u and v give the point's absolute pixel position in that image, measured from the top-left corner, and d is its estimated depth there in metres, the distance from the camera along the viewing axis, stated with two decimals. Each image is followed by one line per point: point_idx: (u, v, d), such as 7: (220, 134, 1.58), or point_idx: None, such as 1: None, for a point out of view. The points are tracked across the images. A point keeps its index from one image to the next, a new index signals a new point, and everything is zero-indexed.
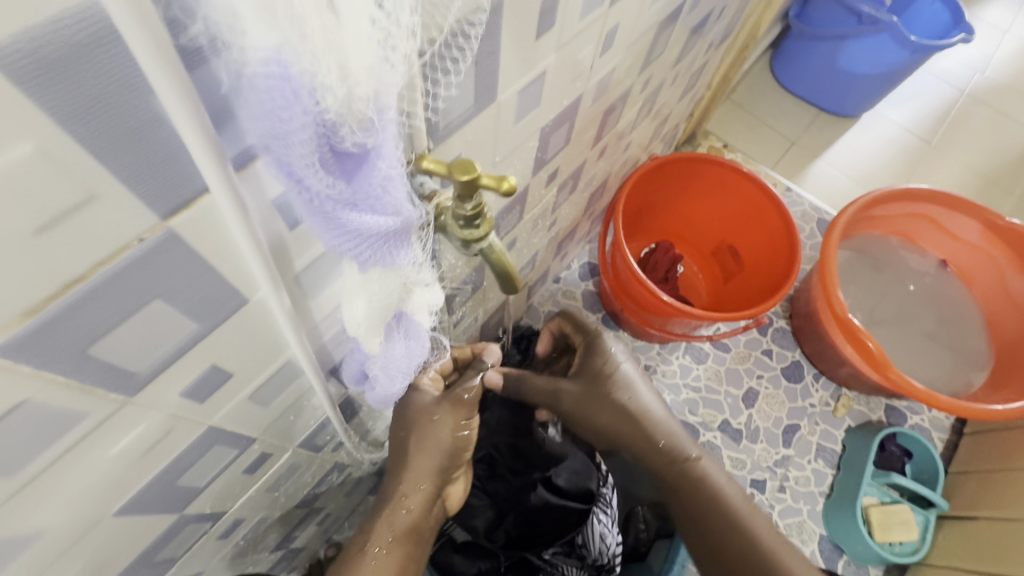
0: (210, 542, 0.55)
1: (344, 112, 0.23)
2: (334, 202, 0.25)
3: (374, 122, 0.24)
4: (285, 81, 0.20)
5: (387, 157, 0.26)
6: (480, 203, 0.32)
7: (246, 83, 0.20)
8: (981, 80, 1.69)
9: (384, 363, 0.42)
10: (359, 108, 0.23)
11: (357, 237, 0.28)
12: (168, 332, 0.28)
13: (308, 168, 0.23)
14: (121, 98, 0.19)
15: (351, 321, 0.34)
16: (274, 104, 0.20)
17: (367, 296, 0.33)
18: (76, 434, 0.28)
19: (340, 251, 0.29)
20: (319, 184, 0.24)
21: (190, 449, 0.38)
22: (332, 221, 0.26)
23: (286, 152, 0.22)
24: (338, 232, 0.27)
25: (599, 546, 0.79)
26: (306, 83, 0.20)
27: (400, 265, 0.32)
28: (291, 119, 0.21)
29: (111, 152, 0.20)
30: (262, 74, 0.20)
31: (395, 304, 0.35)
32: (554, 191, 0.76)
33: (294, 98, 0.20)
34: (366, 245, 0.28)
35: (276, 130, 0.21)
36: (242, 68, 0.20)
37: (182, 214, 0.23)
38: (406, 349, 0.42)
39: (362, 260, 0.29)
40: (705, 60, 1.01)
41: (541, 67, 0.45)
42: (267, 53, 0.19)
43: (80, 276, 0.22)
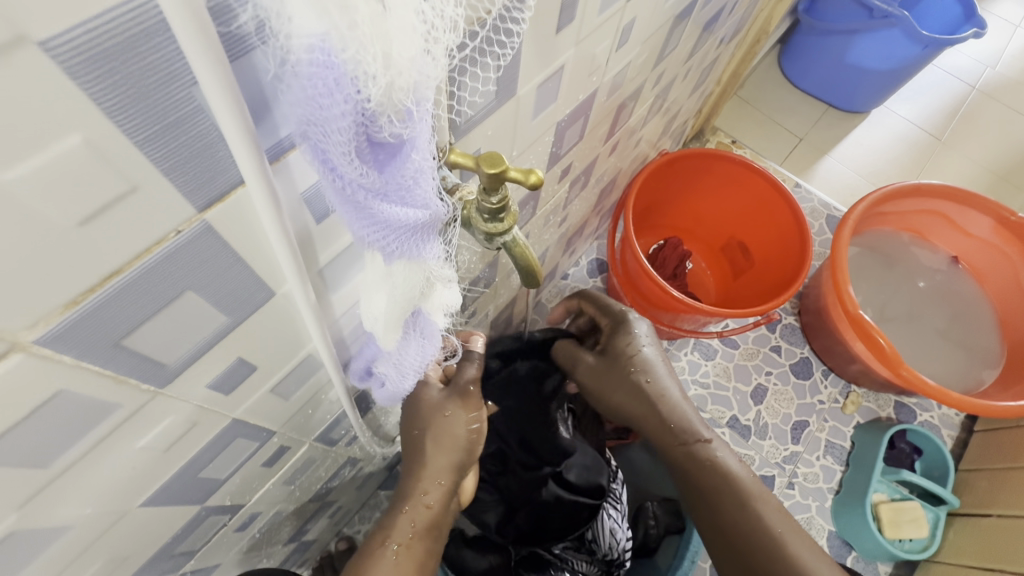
0: (228, 534, 0.55)
1: (385, 103, 0.23)
2: (365, 191, 0.26)
3: (413, 115, 0.24)
4: (328, 68, 0.20)
5: (421, 149, 0.26)
6: (505, 197, 0.32)
7: (293, 67, 0.20)
8: (992, 75, 1.68)
9: (395, 360, 0.43)
10: (400, 99, 0.23)
11: (385, 226, 0.28)
12: (199, 325, 0.28)
13: (344, 157, 0.24)
14: (166, 89, 0.19)
15: (368, 314, 0.36)
16: (316, 91, 0.21)
17: (388, 292, 0.34)
18: (109, 425, 0.28)
19: (366, 241, 0.29)
20: (352, 172, 0.24)
21: (214, 441, 0.39)
22: (362, 210, 0.27)
23: (324, 139, 0.23)
24: (367, 222, 0.28)
25: (610, 540, 0.84)
26: (349, 71, 0.21)
27: (425, 259, 0.32)
28: (331, 107, 0.21)
29: (152, 142, 0.20)
30: (306, 61, 0.20)
31: (418, 300, 0.36)
32: (566, 187, 0.76)
33: (335, 86, 0.21)
34: (394, 235, 0.29)
35: (316, 117, 0.22)
36: (289, 54, 0.20)
37: (216, 207, 0.24)
38: (419, 347, 0.42)
39: (388, 251, 0.30)
40: (716, 55, 1.01)
41: (560, 62, 0.45)
42: (313, 40, 0.19)
43: (117, 269, 0.22)
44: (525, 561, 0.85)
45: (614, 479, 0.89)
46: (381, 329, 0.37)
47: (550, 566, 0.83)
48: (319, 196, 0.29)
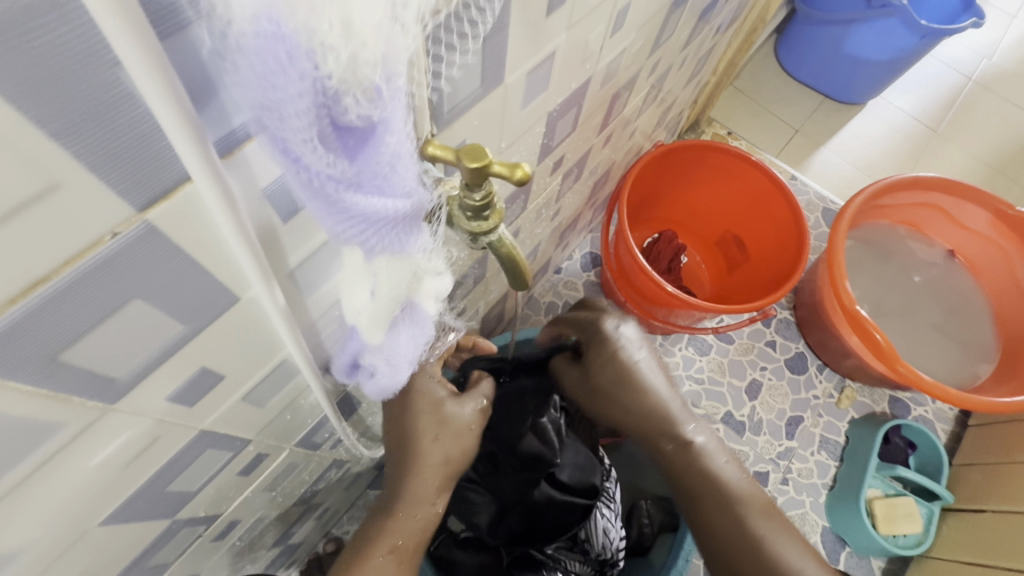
0: (206, 544, 0.53)
1: (348, 79, 0.20)
2: (336, 183, 0.23)
3: (382, 93, 0.21)
4: (278, 41, 0.18)
5: (395, 132, 0.23)
6: (490, 192, 0.29)
7: (234, 41, 0.18)
8: (989, 66, 1.66)
9: (388, 357, 0.39)
10: (365, 75, 0.20)
11: (361, 220, 0.25)
12: (151, 335, 0.26)
13: (307, 145, 0.21)
14: (85, 69, 0.16)
15: (352, 309, 0.34)
16: (267, 69, 0.18)
17: (371, 283, 0.31)
18: (53, 445, 0.26)
19: (341, 236, 0.26)
20: (318, 162, 0.22)
21: (181, 453, 0.36)
22: (334, 206, 0.24)
23: (281, 126, 0.20)
24: (340, 217, 0.25)
25: (603, 540, 0.83)
26: (304, 43, 0.18)
27: (410, 252, 0.30)
28: (286, 87, 0.19)
29: (73, 132, 0.17)
30: (251, 33, 0.17)
31: (405, 294, 0.34)
32: (558, 179, 0.74)
33: (288, 62, 0.18)
34: (371, 229, 0.26)
35: (269, 101, 0.19)
36: (227, 23, 0.17)
37: (160, 206, 0.21)
38: (411, 337, 0.39)
39: (366, 245, 0.27)
40: (713, 43, 0.98)
41: (551, 47, 0.42)
42: (257, 8, 0.17)
43: (44, 277, 0.19)
44: (517, 563, 0.82)
45: (608, 478, 0.88)
46: (365, 321, 0.34)
47: (541, 567, 0.82)
48: (283, 193, 0.27)
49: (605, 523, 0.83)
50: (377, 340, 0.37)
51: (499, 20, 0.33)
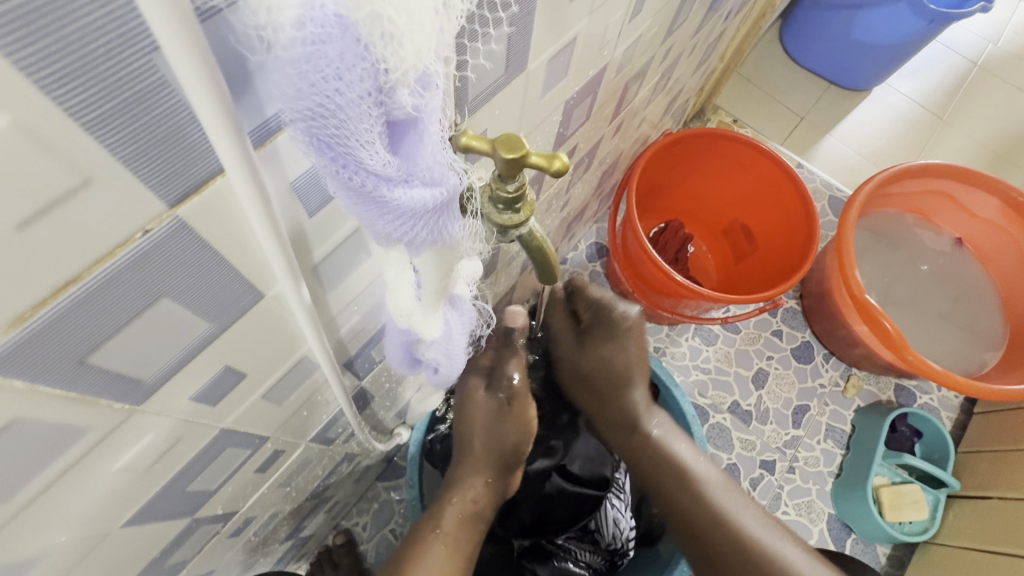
0: (222, 541, 0.53)
1: (402, 71, 0.19)
2: (388, 182, 0.22)
3: (428, 79, 0.21)
4: (332, 36, 0.17)
5: (437, 128, 0.23)
6: (523, 184, 0.28)
7: (278, 52, 0.17)
8: (994, 51, 1.64)
9: (443, 344, 0.39)
10: (418, 63, 0.19)
11: (413, 220, 0.24)
12: (178, 334, 0.25)
13: (362, 141, 0.20)
14: (118, 54, 0.15)
15: (400, 306, 0.33)
16: (320, 72, 0.18)
17: (414, 276, 0.32)
18: (78, 449, 0.25)
19: (393, 240, 0.25)
20: (374, 160, 0.21)
21: (202, 453, 0.35)
22: (384, 206, 0.23)
23: (337, 125, 0.19)
24: (390, 218, 0.24)
25: (613, 530, 0.83)
26: (361, 35, 0.18)
27: (453, 240, 0.27)
28: (343, 83, 0.18)
29: (107, 122, 0.16)
30: (295, 42, 0.17)
31: (446, 287, 0.32)
32: (570, 169, 0.72)
33: (346, 56, 0.18)
34: (424, 230, 0.25)
35: (325, 104, 0.19)
36: (270, 36, 0.17)
37: (191, 202, 0.20)
38: (460, 323, 0.39)
39: (417, 246, 0.26)
40: (721, 29, 0.96)
41: (573, 33, 0.41)
42: (305, 7, 0.17)
43: (74, 278, 0.18)
44: (526, 553, 0.84)
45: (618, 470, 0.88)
46: (418, 320, 0.34)
47: (552, 557, 0.83)
48: (310, 187, 0.26)
49: (614, 513, 0.83)
50: (434, 332, 0.36)
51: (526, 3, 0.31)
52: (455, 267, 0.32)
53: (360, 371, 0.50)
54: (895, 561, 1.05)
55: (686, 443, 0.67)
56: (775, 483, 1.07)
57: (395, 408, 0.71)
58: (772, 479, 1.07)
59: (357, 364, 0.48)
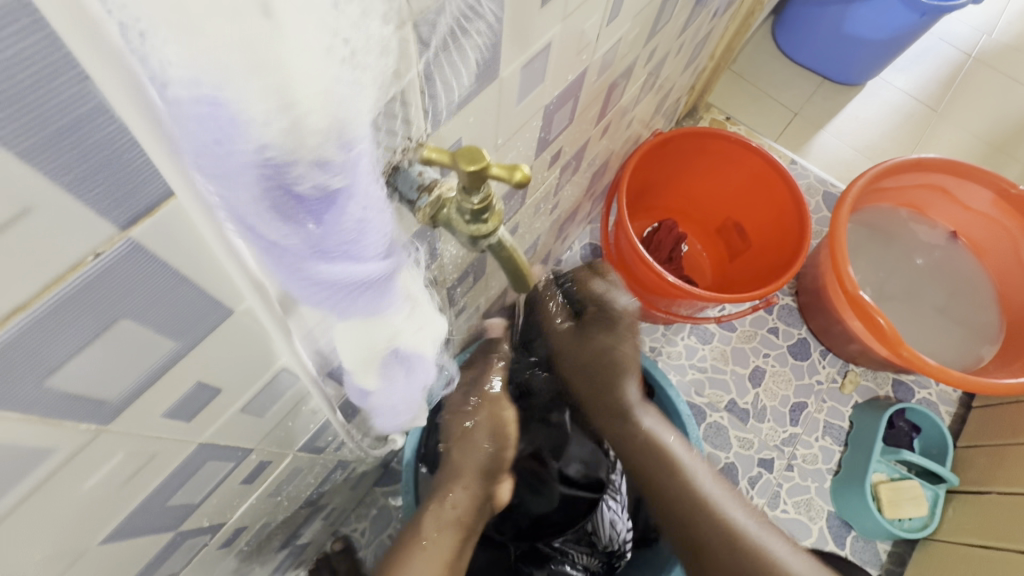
0: (211, 552, 0.53)
1: (296, 153, 0.19)
2: (294, 247, 0.23)
3: (336, 164, 0.21)
4: (218, 118, 0.17)
5: (358, 198, 0.23)
6: (488, 195, 0.29)
7: (174, 107, 0.17)
8: (987, 42, 1.63)
9: (385, 397, 0.41)
10: (312, 147, 0.19)
11: (323, 279, 0.26)
12: (142, 354, 0.25)
13: (262, 216, 0.21)
14: (50, 85, 0.15)
15: (347, 363, 0.35)
16: (210, 148, 0.18)
17: (355, 342, 0.33)
18: (44, 470, 0.25)
19: (308, 291, 0.27)
20: (273, 232, 0.22)
21: (180, 468, 0.35)
22: (292, 265, 0.24)
23: (236, 199, 0.20)
24: (299, 278, 0.25)
25: (610, 532, 0.81)
26: (242, 119, 0.17)
27: (371, 304, 0.30)
28: (232, 164, 0.19)
29: (46, 151, 0.16)
30: (192, 108, 0.17)
31: (387, 345, 0.34)
32: (557, 172, 0.72)
33: (232, 140, 0.18)
34: (338, 285, 0.26)
35: (218, 175, 0.19)
36: (164, 86, 0.16)
37: (144, 224, 0.20)
38: (407, 381, 0.40)
39: (335, 299, 0.27)
40: (710, 27, 0.96)
41: (546, 39, 0.41)
42: (190, 83, 0.16)
43: (24, 303, 0.18)
44: (525, 556, 0.84)
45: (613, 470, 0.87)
46: (356, 370, 0.36)
47: (548, 560, 0.83)
48: None
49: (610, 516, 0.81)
50: (374, 385, 0.38)
51: (492, 12, 0.31)
52: (396, 335, 0.34)
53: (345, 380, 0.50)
54: (895, 558, 1.04)
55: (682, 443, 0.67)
56: (773, 481, 1.07)
57: None
58: (770, 478, 1.07)
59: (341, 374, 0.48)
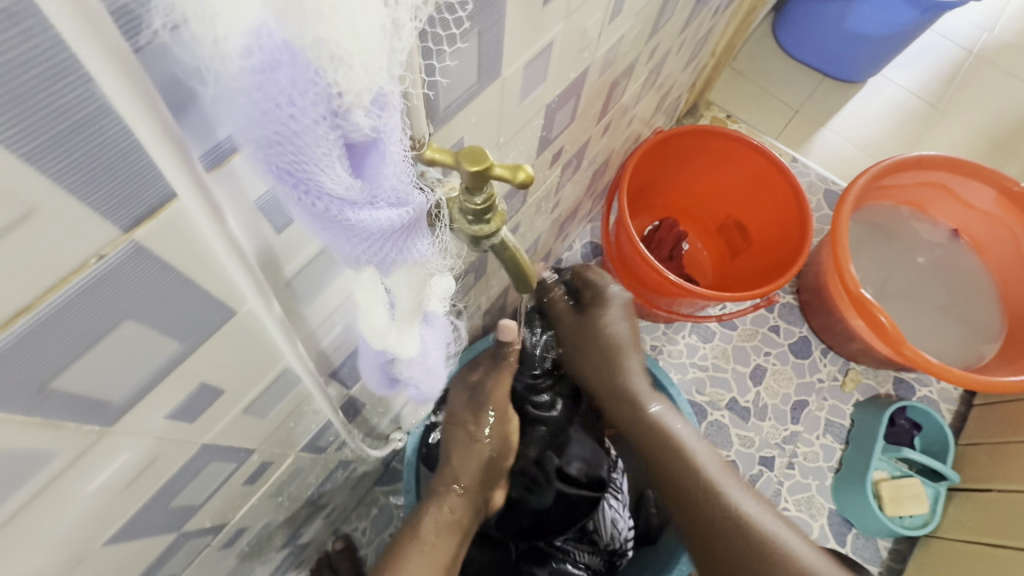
0: (213, 552, 0.53)
1: (357, 92, 0.19)
2: (350, 204, 0.22)
3: (384, 101, 0.21)
4: (285, 59, 0.17)
5: (397, 143, 0.23)
6: (491, 196, 0.29)
7: (225, 81, 0.17)
8: (988, 39, 1.63)
9: (421, 360, 0.40)
10: (372, 83, 0.19)
11: (375, 238, 0.24)
12: (145, 356, 0.25)
13: (324, 165, 0.20)
14: (52, 86, 0.15)
15: (379, 326, 0.34)
16: (271, 100, 0.18)
17: (391, 295, 0.31)
18: (49, 472, 0.25)
19: (357, 257, 0.25)
20: (335, 185, 0.21)
21: (183, 469, 0.35)
22: (348, 227, 0.23)
23: (296, 156, 0.19)
24: (356, 238, 0.24)
25: (612, 531, 0.83)
26: (309, 60, 0.17)
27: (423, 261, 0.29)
28: (297, 114, 0.18)
29: (48, 151, 0.16)
30: (250, 66, 0.17)
31: (421, 300, 0.33)
32: (558, 171, 0.72)
33: (295, 83, 0.18)
34: (387, 245, 0.25)
35: (280, 131, 0.18)
36: (217, 65, 0.17)
37: (147, 225, 0.20)
38: (432, 338, 0.39)
39: (383, 262, 0.26)
40: (711, 25, 0.96)
41: (549, 38, 0.40)
42: (251, 35, 0.16)
43: (27, 305, 0.18)
44: (526, 556, 0.83)
45: (615, 469, 0.88)
46: (385, 336, 0.35)
47: (550, 558, 0.83)
48: (276, 205, 0.26)
49: (612, 513, 0.83)
50: (408, 352, 0.37)
51: (493, 12, 0.31)
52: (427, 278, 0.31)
53: (347, 380, 0.50)
54: (896, 555, 1.04)
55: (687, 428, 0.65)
56: (774, 479, 1.07)
57: (389, 415, 0.71)
58: (771, 476, 1.07)
59: (343, 373, 0.48)
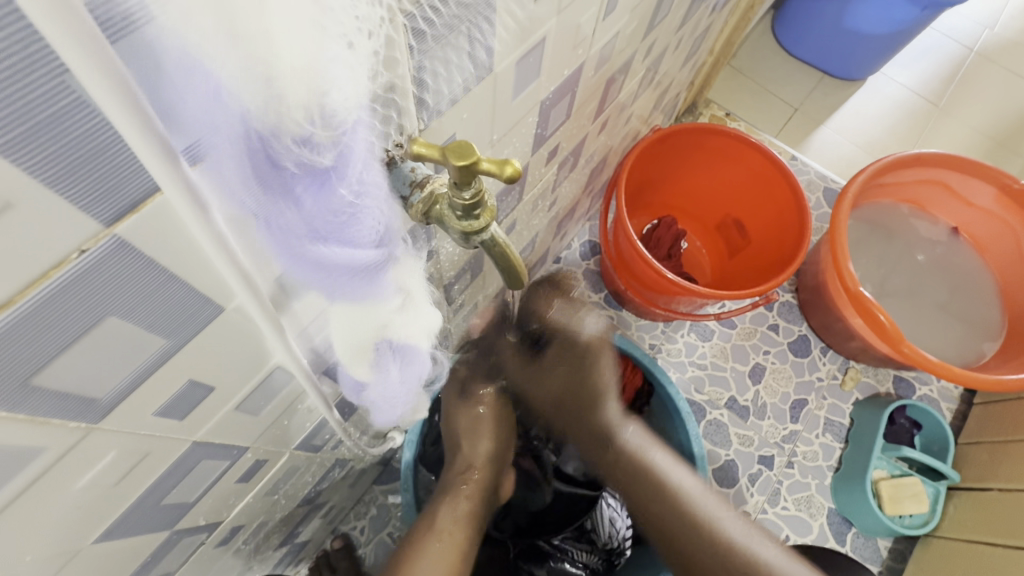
0: (209, 551, 0.53)
1: (287, 142, 0.21)
2: (299, 232, 0.26)
3: (337, 125, 0.23)
4: (220, 113, 0.19)
5: (350, 181, 0.25)
6: (480, 190, 0.28)
7: (177, 112, 0.19)
8: (989, 36, 1.62)
9: (382, 390, 0.42)
10: (301, 135, 0.22)
11: (327, 264, 0.28)
12: (131, 352, 0.25)
13: (265, 202, 0.24)
14: (26, 80, 0.15)
15: (338, 345, 0.35)
16: (212, 143, 0.20)
17: (346, 326, 0.34)
18: (35, 469, 0.25)
19: (316, 278, 0.29)
20: (275, 218, 0.24)
21: (174, 466, 0.35)
22: (300, 252, 0.27)
23: (245, 172, 0.22)
24: (315, 246, 0.27)
25: (610, 530, 0.83)
26: (243, 93, 0.19)
27: (381, 299, 0.32)
28: (235, 135, 0.21)
29: (25, 143, 0.16)
30: (195, 108, 0.19)
31: (383, 329, 0.35)
32: (554, 169, 0.72)
33: (230, 131, 0.20)
34: (342, 270, 0.29)
35: (223, 171, 0.22)
36: (170, 98, 0.18)
37: (130, 219, 0.20)
38: (401, 371, 0.41)
39: (340, 283, 0.30)
40: (709, 23, 0.95)
41: (541, 33, 0.40)
42: (193, 68, 0.18)
43: (8, 300, 0.18)
44: (524, 555, 0.82)
45: None
46: (351, 356, 0.36)
47: (548, 557, 0.82)
48: None
49: (610, 513, 0.84)
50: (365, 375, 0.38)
51: (484, 7, 0.31)
52: (388, 314, 0.34)
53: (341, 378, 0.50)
54: (896, 555, 1.04)
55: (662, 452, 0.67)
56: (773, 478, 1.06)
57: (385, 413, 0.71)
58: (770, 475, 1.07)
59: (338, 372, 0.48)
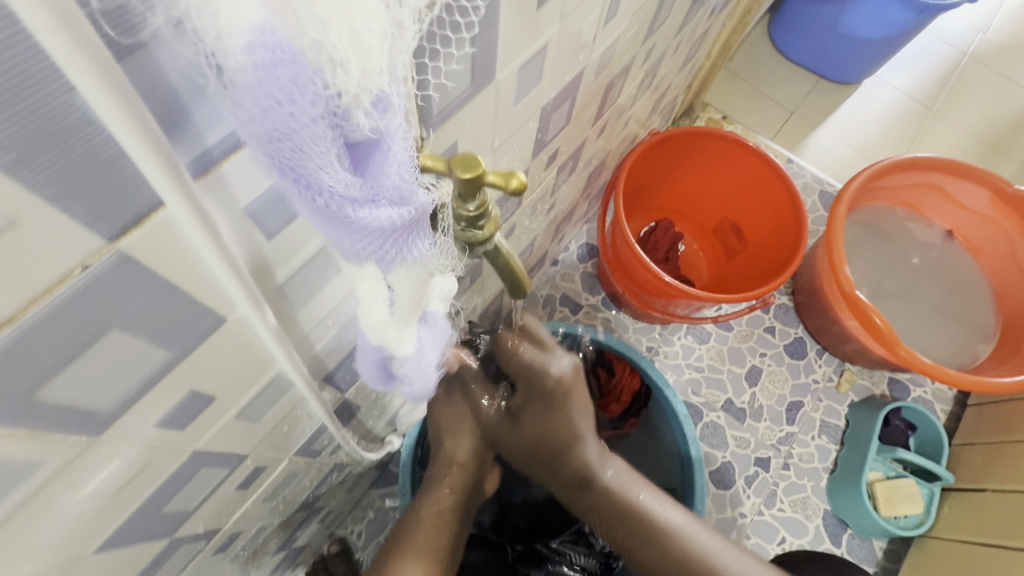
0: (207, 558, 0.52)
1: (358, 92, 0.19)
2: (351, 201, 0.22)
3: (387, 100, 0.21)
4: (284, 63, 0.17)
5: (402, 141, 0.23)
6: (484, 202, 0.29)
7: (232, 78, 0.17)
8: (983, 41, 1.64)
9: (416, 360, 0.39)
10: (372, 83, 0.19)
11: (377, 236, 0.25)
12: (133, 365, 0.25)
13: (324, 165, 0.20)
14: (36, 98, 0.15)
15: (374, 324, 0.33)
16: (274, 98, 0.18)
17: (388, 291, 0.31)
18: (36, 482, 0.25)
19: (356, 253, 0.26)
20: (334, 183, 0.21)
21: (174, 476, 0.35)
22: (349, 225, 0.23)
23: (296, 151, 0.19)
24: (356, 234, 0.24)
25: None
26: (309, 61, 0.17)
27: (425, 257, 0.29)
28: (296, 113, 0.18)
29: (34, 158, 0.16)
30: (250, 65, 0.17)
31: (420, 300, 0.32)
32: (553, 173, 0.72)
33: (298, 85, 0.18)
34: (388, 242, 0.25)
35: (281, 130, 0.18)
36: (223, 60, 0.17)
37: (134, 233, 0.20)
38: (432, 340, 0.39)
39: (383, 258, 0.27)
40: (706, 27, 0.95)
41: (544, 40, 0.40)
42: (254, 31, 0.16)
43: (8, 318, 0.18)
44: (522, 558, 0.83)
45: None
46: (388, 334, 0.34)
47: (547, 561, 0.82)
48: (266, 211, 0.25)
49: None
50: (407, 350, 0.36)
51: (488, 15, 0.31)
52: (429, 277, 0.31)
53: (340, 383, 0.50)
54: (891, 555, 1.05)
55: (642, 488, 0.65)
56: (769, 480, 1.07)
57: (383, 418, 0.70)
58: (767, 477, 1.07)
59: (337, 378, 0.48)
